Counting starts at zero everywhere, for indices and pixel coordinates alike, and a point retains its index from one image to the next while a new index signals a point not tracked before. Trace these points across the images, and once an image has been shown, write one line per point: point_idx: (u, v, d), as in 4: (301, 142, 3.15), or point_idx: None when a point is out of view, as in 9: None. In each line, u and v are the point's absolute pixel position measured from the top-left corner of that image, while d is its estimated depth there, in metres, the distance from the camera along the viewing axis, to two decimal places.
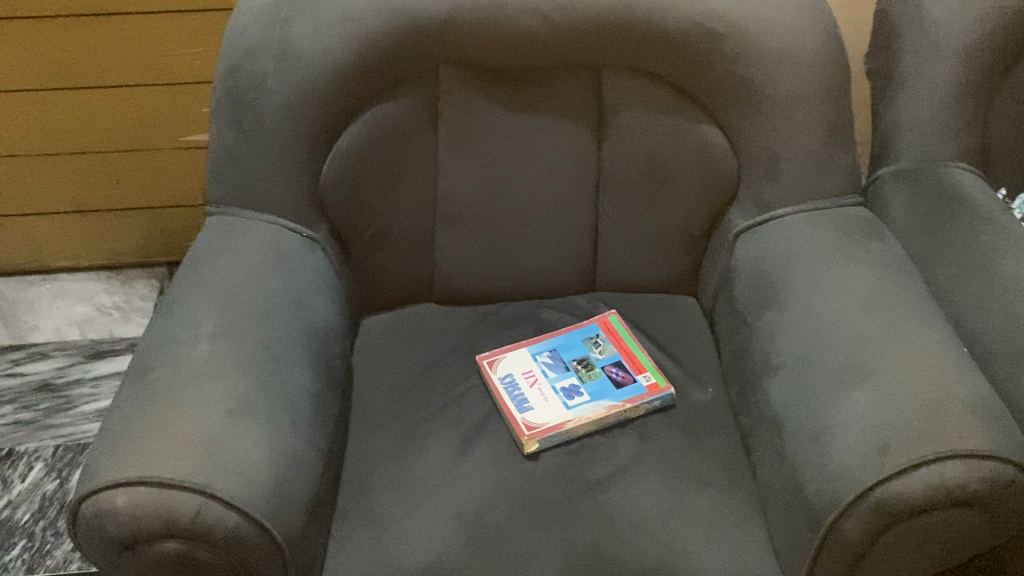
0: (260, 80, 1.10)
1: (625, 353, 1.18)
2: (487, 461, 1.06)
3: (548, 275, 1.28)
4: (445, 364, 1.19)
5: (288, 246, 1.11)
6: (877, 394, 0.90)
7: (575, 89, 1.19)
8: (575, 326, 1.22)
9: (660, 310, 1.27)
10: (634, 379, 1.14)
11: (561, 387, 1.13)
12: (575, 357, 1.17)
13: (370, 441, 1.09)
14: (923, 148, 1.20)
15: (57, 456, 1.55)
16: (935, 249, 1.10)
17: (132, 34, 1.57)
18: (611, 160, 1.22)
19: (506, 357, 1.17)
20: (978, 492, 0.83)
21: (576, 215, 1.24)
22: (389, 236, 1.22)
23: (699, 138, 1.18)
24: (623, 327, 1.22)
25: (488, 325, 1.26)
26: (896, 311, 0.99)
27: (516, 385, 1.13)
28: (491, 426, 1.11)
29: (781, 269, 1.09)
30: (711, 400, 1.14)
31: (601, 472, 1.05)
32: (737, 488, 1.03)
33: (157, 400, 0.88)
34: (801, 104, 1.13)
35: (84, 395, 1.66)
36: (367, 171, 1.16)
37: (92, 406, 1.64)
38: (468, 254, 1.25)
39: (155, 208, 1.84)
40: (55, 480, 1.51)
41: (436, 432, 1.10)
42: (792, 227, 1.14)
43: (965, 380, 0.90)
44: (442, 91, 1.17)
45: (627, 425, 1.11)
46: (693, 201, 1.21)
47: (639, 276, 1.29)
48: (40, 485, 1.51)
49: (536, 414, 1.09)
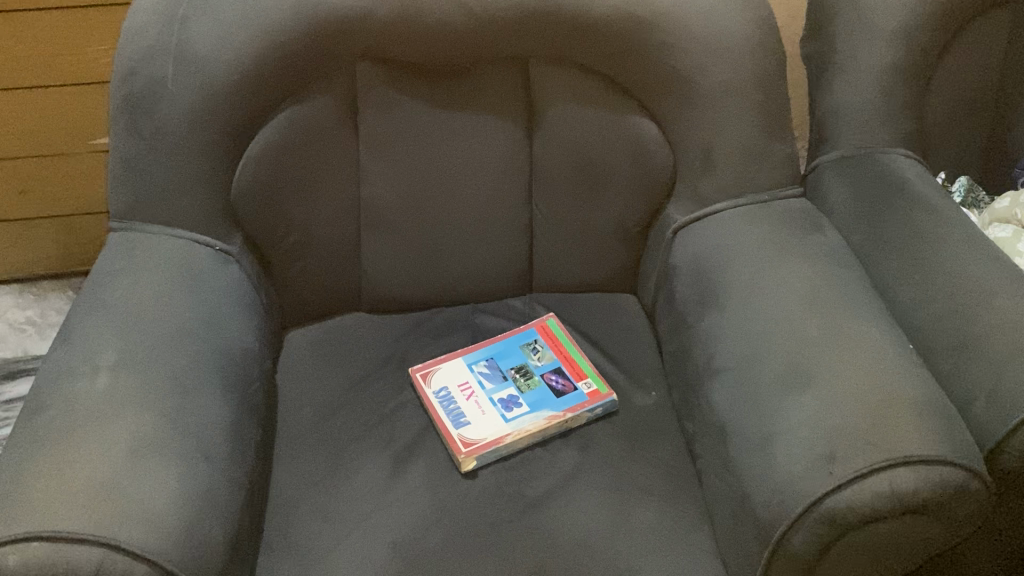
0: (159, 84, 1.01)
1: (565, 358, 1.13)
2: (422, 482, 1.00)
3: (482, 279, 1.23)
4: (376, 378, 1.13)
5: (199, 261, 1.03)
6: (823, 398, 0.87)
7: (501, 83, 1.13)
8: (512, 332, 1.17)
9: (599, 310, 1.22)
10: (574, 386, 1.09)
11: (499, 399, 1.08)
12: (513, 366, 1.12)
13: (296, 466, 1.03)
14: (861, 134, 1.17)
15: None
16: (877, 239, 1.07)
17: (24, 32, 1.46)
18: (542, 157, 1.16)
19: (441, 369, 1.12)
20: (928, 499, 0.80)
21: (508, 214, 1.19)
22: (311, 244, 1.15)
23: (632, 131, 1.13)
24: (563, 330, 1.17)
25: (421, 334, 1.20)
26: (840, 308, 0.95)
27: (451, 399, 1.08)
28: (425, 443, 1.05)
29: (721, 267, 1.05)
30: (654, 404, 1.10)
31: (542, 488, 1.00)
32: (683, 497, 1.00)
33: (51, 443, 0.80)
34: (736, 94, 1.08)
35: None
36: (283, 176, 1.09)
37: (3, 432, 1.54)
38: (396, 260, 1.19)
39: (64, 217, 1.73)
40: None
41: (367, 452, 1.04)
42: (730, 222, 1.09)
43: (911, 379, 0.88)
44: (360, 89, 1.11)
45: (568, 435, 1.06)
46: (630, 196, 1.17)
47: (577, 276, 1.24)
48: None
49: (473, 429, 1.04)
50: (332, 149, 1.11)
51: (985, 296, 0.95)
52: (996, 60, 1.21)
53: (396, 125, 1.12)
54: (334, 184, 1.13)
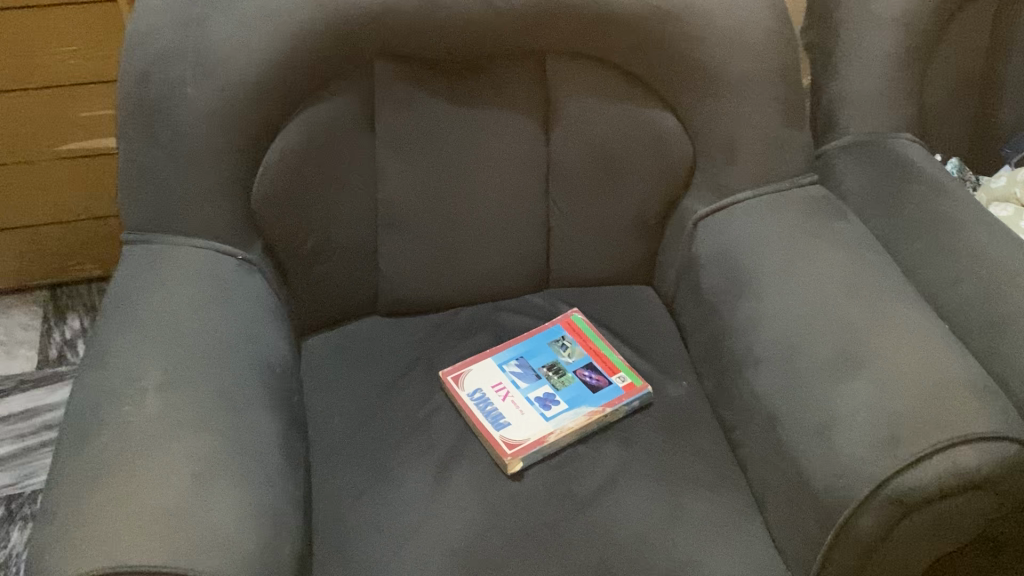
0: (176, 87, 0.96)
1: (595, 353, 1.13)
2: (470, 488, 0.99)
3: (500, 276, 1.21)
4: (405, 383, 1.11)
5: (225, 272, 0.99)
6: (876, 382, 0.89)
7: (518, 78, 1.12)
8: (537, 329, 1.16)
9: (618, 302, 1.22)
10: (608, 381, 1.09)
11: (535, 397, 1.07)
12: (544, 363, 1.11)
13: (337, 478, 1.00)
14: (869, 120, 1.19)
15: (11, 504, 1.38)
16: (895, 223, 1.10)
17: (11, 32, 1.39)
18: (561, 151, 1.16)
19: (472, 370, 1.10)
20: (990, 474, 0.82)
21: (527, 210, 1.18)
22: (330, 248, 1.11)
23: (652, 123, 1.13)
24: (588, 325, 1.17)
25: (443, 335, 1.17)
26: (877, 293, 0.97)
27: (488, 401, 1.07)
28: (466, 447, 1.04)
29: (751, 255, 1.06)
30: (687, 395, 1.10)
31: (590, 485, 1.00)
32: (729, 485, 1.01)
33: (109, 472, 0.76)
34: (757, 84, 1.09)
35: (12, 435, 1.48)
36: (303, 179, 1.06)
37: (25, 442, 1.47)
38: (415, 261, 1.17)
39: (74, 223, 1.65)
40: (20, 529, 1.35)
41: (409, 461, 1.02)
42: (755, 211, 1.11)
43: (956, 359, 0.90)
44: (377, 88, 1.08)
45: (608, 431, 1.06)
46: (649, 188, 1.17)
47: (594, 269, 1.23)
48: (7, 537, 1.34)
49: (515, 430, 1.03)
50: (351, 150, 1.08)
51: (1009, 274, 0.99)
52: (988, 44, 1.25)
53: (414, 124, 1.10)
54: (353, 186, 1.10)
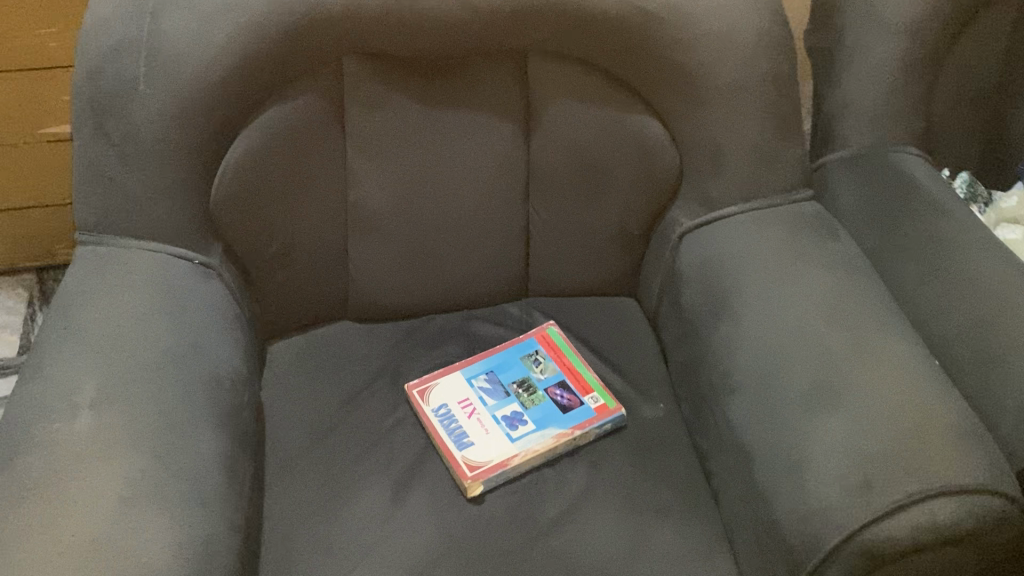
0: (130, 84, 0.93)
1: (568, 370, 1.08)
2: (428, 510, 0.95)
3: (476, 284, 1.16)
4: (370, 395, 1.07)
5: (179, 278, 0.95)
6: (854, 421, 0.83)
7: (497, 78, 1.07)
8: (510, 342, 1.11)
9: (599, 315, 1.17)
10: (580, 401, 1.04)
11: (502, 416, 1.03)
12: (515, 379, 1.06)
13: (290, 494, 0.96)
14: (870, 131, 1.12)
15: None
16: (890, 244, 1.03)
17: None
18: (541, 156, 1.10)
19: (438, 385, 1.06)
20: (969, 530, 0.77)
21: (504, 217, 1.13)
22: (295, 251, 1.07)
23: (637, 129, 1.07)
24: (564, 339, 1.11)
25: (414, 344, 1.13)
26: (862, 322, 0.92)
27: (452, 418, 1.02)
28: (427, 465, 1.00)
29: (734, 275, 1.01)
30: (663, 417, 1.05)
31: (553, 512, 0.95)
32: (700, 516, 0.96)
33: (31, 494, 0.73)
34: (747, 92, 1.03)
35: None
36: (265, 182, 1.02)
37: None
38: (385, 267, 1.12)
39: (32, 209, 1.61)
40: None
41: (366, 478, 0.98)
42: (742, 227, 1.05)
43: (941, 399, 0.85)
44: (346, 87, 1.03)
45: (577, 453, 1.01)
46: (633, 197, 1.11)
47: (575, 279, 1.18)
48: None
49: (478, 450, 0.99)
50: (319, 150, 1.04)
51: (1009, 305, 0.92)
52: (1004, 53, 1.17)
53: (386, 125, 1.05)
54: (320, 188, 1.06)
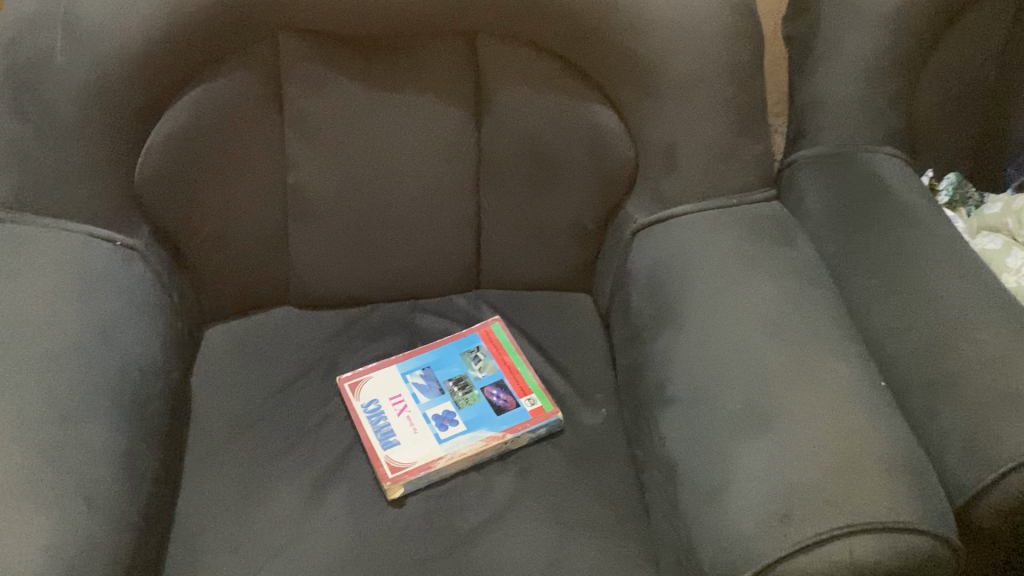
0: (47, 58, 0.89)
1: (508, 370, 1.03)
2: (344, 510, 0.92)
3: (423, 274, 1.12)
4: (301, 386, 1.03)
5: (96, 259, 0.92)
6: (782, 446, 0.78)
7: (445, 59, 1.01)
8: (452, 337, 1.07)
9: (549, 312, 1.13)
10: (516, 403, 1.00)
11: (433, 415, 0.99)
12: (451, 377, 1.02)
13: (206, 487, 0.93)
14: (842, 130, 1.05)
15: None
16: (852, 252, 0.97)
17: None
18: (490, 144, 1.05)
19: (371, 379, 1.02)
20: (891, 570, 0.72)
21: (452, 206, 1.08)
22: (230, 235, 1.04)
23: (591, 119, 1.01)
24: (508, 336, 1.07)
25: (354, 335, 1.09)
26: (806, 338, 0.86)
27: (381, 415, 0.99)
28: (350, 463, 0.96)
29: (680, 279, 0.95)
30: (602, 424, 1.01)
31: (474, 519, 0.92)
32: (628, 532, 0.91)
33: None
34: (703, 85, 0.97)
35: None
36: (195, 162, 0.98)
37: None
38: (326, 253, 1.08)
39: None
40: None
41: (285, 473, 0.95)
42: (694, 228, 0.99)
43: (877, 427, 0.79)
44: (283, 66, 0.98)
45: (507, 458, 0.97)
46: (587, 190, 1.05)
47: (527, 273, 1.13)
48: None
49: (403, 450, 0.95)
50: (253, 131, 0.99)
51: (967, 326, 0.86)
52: (999, 50, 1.09)
53: (325, 106, 1.00)
54: (256, 170, 1.02)
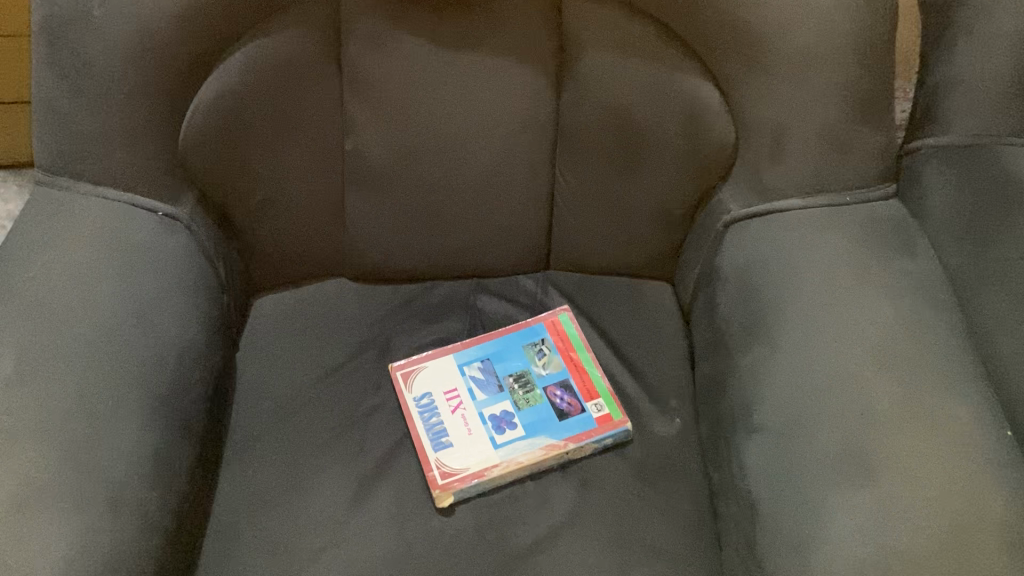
0: (85, 8, 0.81)
1: (574, 368, 0.95)
2: (390, 515, 0.85)
3: (489, 254, 1.02)
4: (352, 370, 0.96)
5: (135, 232, 0.85)
6: (885, 503, 0.67)
7: (525, 20, 0.89)
8: (515, 326, 0.98)
9: (624, 302, 1.03)
10: (582, 407, 0.92)
11: (490, 415, 0.91)
12: (512, 373, 0.94)
13: (246, 478, 0.88)
14: (982, 118, 0.90)
15: None
16: (981, 267, 0.84)
17: None
18: (571, 115, 0.93)
19: (425, 369, 0.95)
20: None
21: (524, 181, 0.97)
22: (281, 204, 0.95)
23: (687, 94, 0.89)
24: (577, 330, 0.98)
25: (411, 315, 1.01)
26: (920, 374, 0.75)
27: (434, 411, 0.92)
28: (398, 462, 0.89)
29: (777, 288, 0.84)
30: (676, 436, 0.91)
31: (528, 536, 0.84)
32: (697, 563, 0.83)
33: None
34: (821, 65, 0.84)
35: None
36: (244, 126, 0.89)
37: None
38: (384, 226, 0.99)
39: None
40: None
41: (330, 468, 0.89)
42: (796, 228, 0.87)
43: (1000, 491, 0.68)
44: (344, 20, 0.88)
45: (569, 469, 0.89)
46: (676, 173, 0.94)
47: (603, 257, 1.03)
48: None
49: (455, 454, 0.88)
50: (309, 92, 0.90)
51: None
52: None
53: (388, 68, 0.89)
54: (311, 134, 0.92)
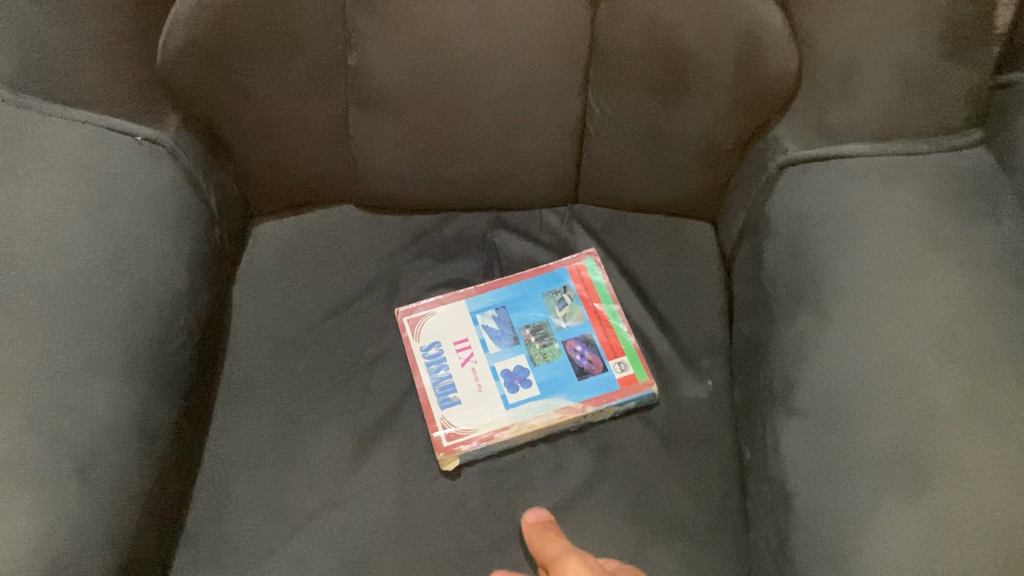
0: None
1: (598, 321, 0.87)
2: (391, 476, 0.79)
3: (510, 185, 0.92)
4: (356, 310, 0.88)
5: (108, 160, 0.76)
6: (943, 515, 0.60)
7: None
8: (536, 270, 0.90)
9: (659, 243, 0.92)
10: (604, 366, 0.84)
11: (503, 370, 0.83)
12: (529, 324, 0.86)
13: (238, 427, 0.82)
14: None
15: None
16: None
17: None
18: (609, 30, 0.79)
19: (435, 316, 0.87)
20: None
21: (550, 106, 0.85)
22: (279, 125, 0.86)
23: (747, 12, 0.75)
24: (602, 278, 0.90)
25: (423, 250, 0.92)
26: (996, 359, 0.65)
27: (442, 364, 0.84)
28: (402, 416, 0.82)
29: (834, 250, 0.74)
30: (708, 400, 0.83)
31: (540, 505, 0.78)
32: (722, 544, 0.76)
33: None
34: None
35: None
36: (228, 37, 0.77)
37: None
38: (393, 152, 0.88)
39: None
40: None
41: (328, 420, 0.82)
42: (861, 177, 0.76)
43: None
44: None
45: (587, 432, 0.81)
46: (727, 104, 0.82)
47: (638, 193, 0.92)
48: None
49: (463, 413, 0.81)
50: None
51: None
52: None
53: None
54: (306, 46, 0.80)
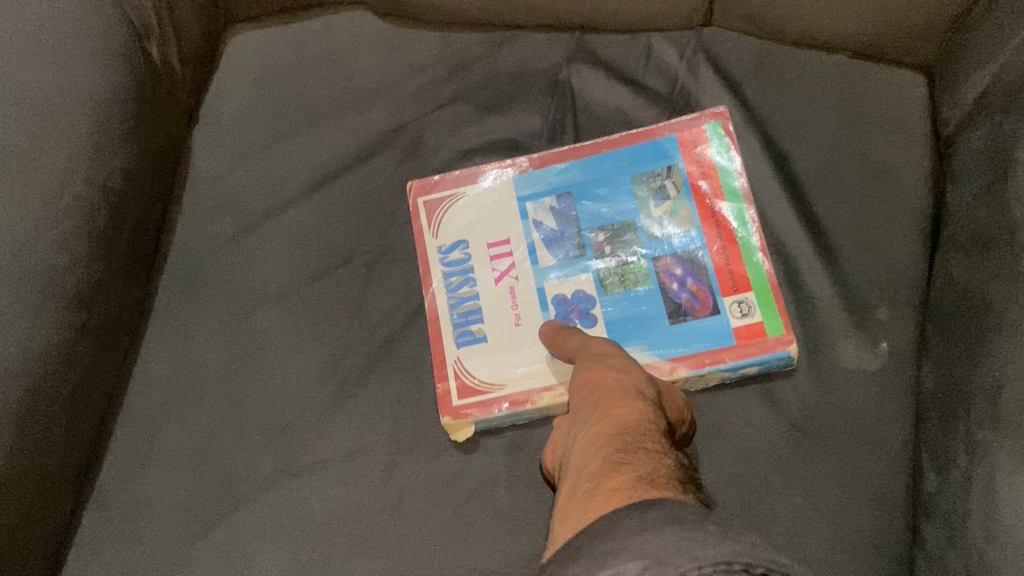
0: None
1: (716, 230, 0.57)
2: (379, 438, 0.54)
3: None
4: (358, 181, 0.61)
5: None
6: None
7: None
8: (628, 138, 0.60)
9: (831, 102, 0.58)
10: (713, 306, 0.56)
11: (556, 298, 0.58)
12: (603, 227, 0.59)
13: (179, 340, 0.58)
14: None
15: None
16: None
17: None
18: None
19: (468, 199, 0.60)
20: None
21: None
22: None
23: None
24: (732, 159, 0.58)
25: (463, 90, 0.62)
26: None
27: (469, 276, 0.59)
28: (402, 349, 0.56)
29: None
30: (874, 377, 0.53)
31: None
32: None
33: None
34: None
35: None
36: None
37: None
38: None
39: None
40: None
41: (301, 345, 0.57)
42: None
43: None
44: None
45: None
46: None
47: (809, 21, 0.57)
48: None
49: (488, 357, 0.57)
50: None
51: None
52: None
53: None
54: None
